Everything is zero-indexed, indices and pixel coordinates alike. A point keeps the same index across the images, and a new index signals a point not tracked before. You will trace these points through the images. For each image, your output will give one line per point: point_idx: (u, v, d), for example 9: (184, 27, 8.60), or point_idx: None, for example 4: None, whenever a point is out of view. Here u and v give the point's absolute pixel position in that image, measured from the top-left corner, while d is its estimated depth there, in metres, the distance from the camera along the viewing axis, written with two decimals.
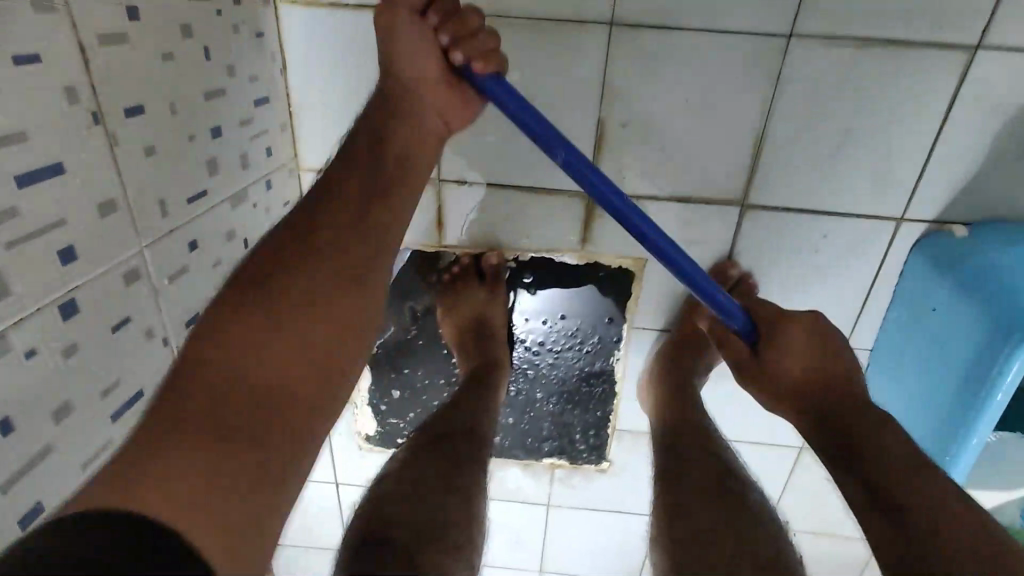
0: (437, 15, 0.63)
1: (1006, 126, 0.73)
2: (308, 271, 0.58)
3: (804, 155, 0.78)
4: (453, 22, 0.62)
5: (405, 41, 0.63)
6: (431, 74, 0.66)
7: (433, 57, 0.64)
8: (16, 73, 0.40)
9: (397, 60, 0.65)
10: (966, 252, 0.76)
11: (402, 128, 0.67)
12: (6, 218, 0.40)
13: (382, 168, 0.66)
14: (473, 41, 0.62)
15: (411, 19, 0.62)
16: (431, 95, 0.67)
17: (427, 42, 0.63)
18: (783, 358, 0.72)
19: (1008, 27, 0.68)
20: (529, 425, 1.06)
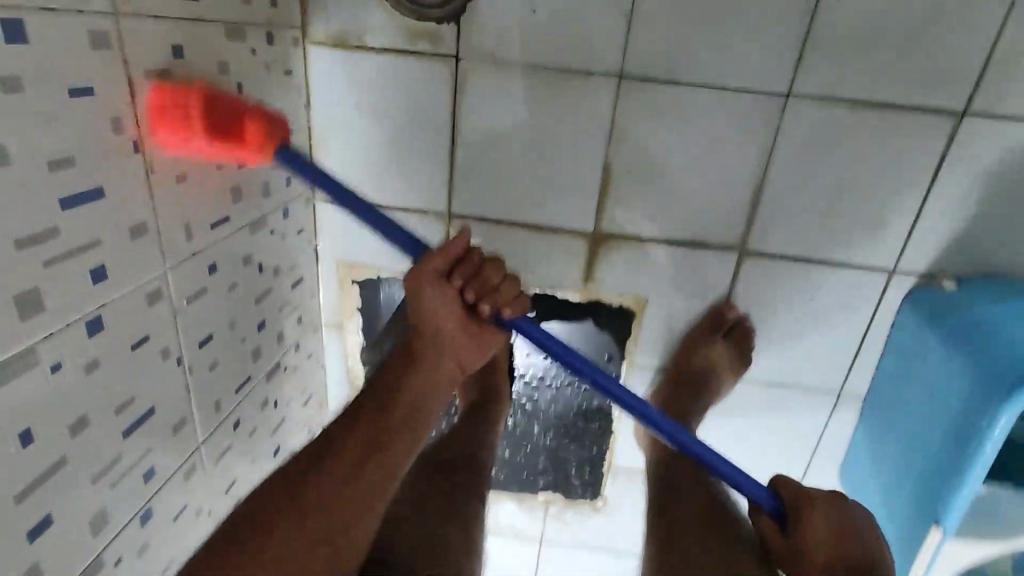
0: (463, 275, 0.67)
1: (991, 188, 0.77)
2: (360, 437, 0.61)
3: (800, 206, 0.82)
4: (476, 284, 0.67)
5: (429, 303, 0.66)
6: (453, 333, 0.68)
7: (454, 318, 0.67)
8: (70, 103, 0.43)
9: (421, 320, 0.67)
10: (958, 305, 0.78)
11: (417, 380, 0.66)
12: (47, 236, 0.43)
13: (398, 394, 0.65)
14: (488, 277, 0.68)
15: (434, 286, 0.66)
16: (455, 348, 0.69)
17: (450, 304, 0.67)
18: (806, 538, 0.63)
19: (992, 95, 0.73)
20: (524, 459, 1.07)
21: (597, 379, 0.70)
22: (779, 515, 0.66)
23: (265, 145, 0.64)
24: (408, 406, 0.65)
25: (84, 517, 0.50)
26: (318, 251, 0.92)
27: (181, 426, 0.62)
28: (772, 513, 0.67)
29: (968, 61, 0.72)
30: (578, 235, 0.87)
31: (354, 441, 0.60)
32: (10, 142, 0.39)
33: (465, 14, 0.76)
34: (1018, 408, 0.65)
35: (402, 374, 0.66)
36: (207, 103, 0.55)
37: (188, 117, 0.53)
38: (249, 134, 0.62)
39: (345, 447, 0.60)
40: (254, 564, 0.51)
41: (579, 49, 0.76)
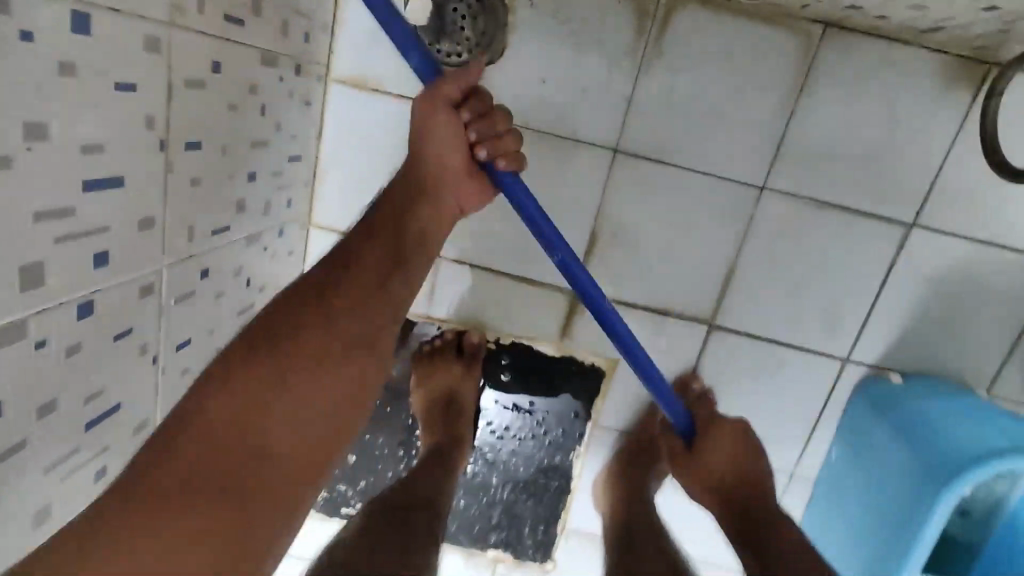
0: (472, 109, 0.68)
1: (934, 294, 0.85)
2: (320, 326, 0.60)
3: (767, 288, 0.88)
4: (482, 123, 0.68)
5: (438, 133, 0.68)
6: (454, 167, 0.71)
7: (459, 153, 0.70)
8: (114, 96, 0.46)
9: (431, 148, 0.69)
10: (899, 397, 0.84)
11: (426, 211, 0.71)
12: (62, 216, 0.44)
13: (408, 217, 0.70)
14: (499, 142, 0.69)
15: (447, 110, 0.67)
16: (452, 185, 0.72)
17: (457, 138, 0.68)
18: (709, 451, 0.80)
19: (936, 213, 0.82)
20: (479, 511, 1.05)
21: (566, 260, 0.71)
22: (688, 435, 0.81)
23: None
24: (377, 282, 0.66)
25: (29, 505, 0.48)
26: (304, 275, 0.93)
27: (142, 428, 0.60)
28: (683, 434, 0.82)
29: (916, 180, 0.82)
30: (560, 290, 0.91)
31: (323, 338, 0.60)
32: (53, 123, 0.41)
33: (480, 76, 0.82)
34: (959, 492, 0.70)
35: (411, 200, 0.70)
36: None
37: None
38: None
39: (310, 340, 0.59)
40: (236, 395, 0.53)
41: (581, 121, 0.83)
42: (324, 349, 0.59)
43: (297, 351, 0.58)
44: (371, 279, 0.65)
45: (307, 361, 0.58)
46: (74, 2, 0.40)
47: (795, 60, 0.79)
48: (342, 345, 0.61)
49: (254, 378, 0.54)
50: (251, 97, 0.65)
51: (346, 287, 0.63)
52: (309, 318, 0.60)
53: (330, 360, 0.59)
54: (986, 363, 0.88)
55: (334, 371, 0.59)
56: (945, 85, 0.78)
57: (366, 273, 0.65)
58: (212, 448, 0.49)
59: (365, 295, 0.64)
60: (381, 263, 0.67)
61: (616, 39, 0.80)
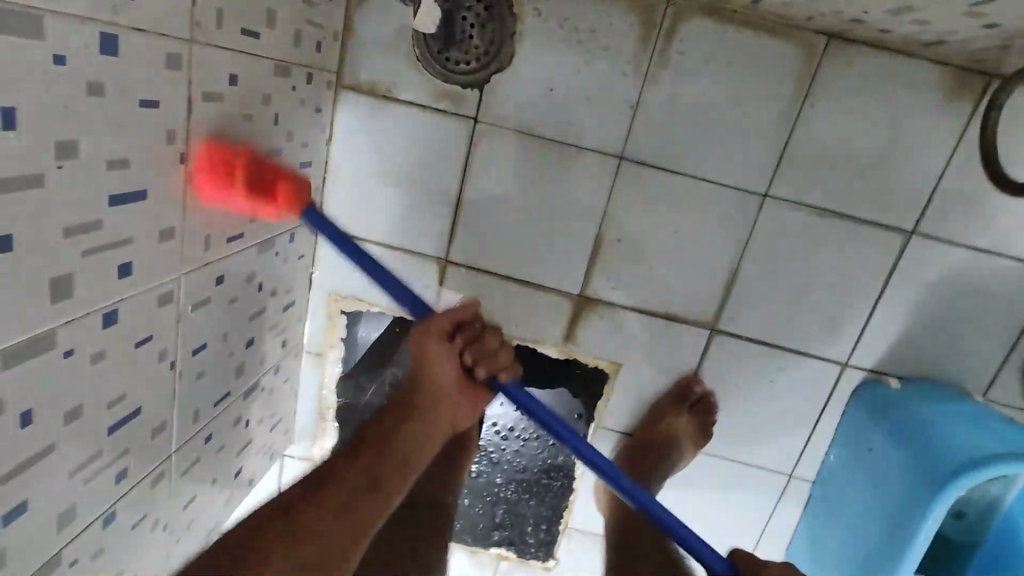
0: (464, 337, 0.75)
1: (932, 300, 0.87)
2: (321, 513, 0.56)
3: (768, 293, 0.89)
4: (476, 349, 0.75)
5: (431, 358, 0.73)
6: (449, 387, 0.73)
7: (451, 370, 0.73)
8: (138, 112, 0.47)
9: (423, 378, 0.72)
10: (897, 401, 0.86)
11: (409, 438, 0.67)
12: (89, 227, 0.45)
13: (408, 420, 0.68)
14: (493, 360, 0.75)
15: (440, 339, 0.74)
16: (445, 407, 0.72)
17: (452, 362, 0.74)
18: None
19: (936, 221, 0.84)
20: (482, 509, 1.08)
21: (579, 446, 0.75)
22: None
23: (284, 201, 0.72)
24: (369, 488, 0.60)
25: (54, 509, 0.49)
26: (313, 278, 0.95)
27: (159, 431, 0.62)
28: None
29: (917, 188, 0.83)
30: (565, 294, 0.92)
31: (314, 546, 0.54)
32: (82, 140, 0.42)
33: (488, 83, 0.84)
34: (952, 497, 0.72)
35: (399, 423, 0.67)
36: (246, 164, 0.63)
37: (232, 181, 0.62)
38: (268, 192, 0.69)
39: (307, 520, 0.54)
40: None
41: (588, 129, 0.85)
42: (295, 544, 0.53)
43: (271, 545, 0.52)
44: (375, 471, 0.61)
45: (294, 556, 0.52)
46: (102, 24, 0.42)
47: (799, 70, 0.80)
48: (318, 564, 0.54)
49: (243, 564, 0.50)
50: (264, 107, 0.66)
51: (343, 486, 0.58)
52: (300, 507, 0.55)
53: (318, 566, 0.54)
54: (983, 368, 0.89)
55: (317, 544, 0.54)
56: (946, 96, 0.79)
57: (347, 477, 0.59)
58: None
59: (356, 497, 0.58)
60: (357, 478, 0.60)
61: (623, 49, 0.81)
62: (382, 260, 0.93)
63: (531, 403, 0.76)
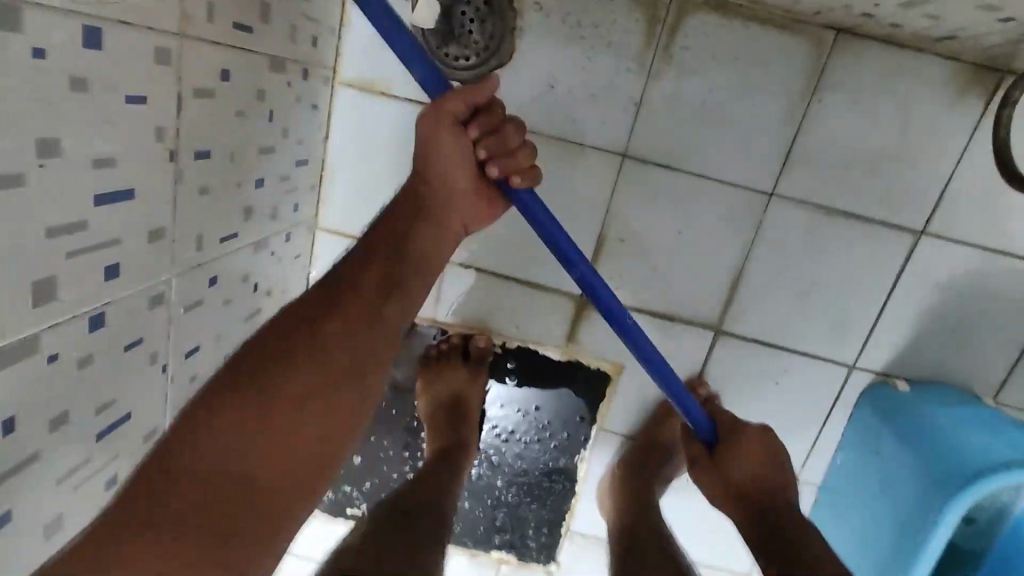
0: (482, 127, 0.67)
1: (942, 301, 0.85)
2: (311, 351, 0.62)
3: (774, 294, 0.88)
4: (491, 140, 0.67)
5: (443, 149, 0.68)
6: (463, 186, 0.70)
7: (470, 168, 0.69)
8: (124, 108, 0.45)
9: (432, 172, 0.69)
10: (907, 404, 0.84)
11: (420, 239, 0.70)
12: (74, 230, 0.44)
13: (405, 241, 0.69)
14: (507, 155, 0.67)
15: (450, 132, 0.67)
16: (455, 208, 0.71)
17: (461, 150, 0.68)
18: (731, 460, 0.75)
19: (947, 221, 0.82)
20: (483, 513, 1.05)
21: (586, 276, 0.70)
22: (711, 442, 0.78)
23: None
24: (368, 313, 0.65)
25: (41, 516, 0.48)
26: (311, 277, 0.93)
27: (151, 436, 0.61)
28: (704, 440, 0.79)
29: (926, 187, 0.81)
30: (566, 294, 0.91)
31: (310, 377, 0.61)
32: (65, 139, 0.41)
33: (487, 80, 0.82)
34: (965, 504, 0.70)
35: (410, 226, 0.70)
36: None
37: None
38: None
39: (301, 359, 0.61)
40: (214, 446, 0.53)
41: (590, 126, 0.83)
42: (310, 384, 0.61)
43: (278, 389, 0.59)
44: (388, 283, 0.67)
45: (302, 388, 0.60)
46: (86, 17, 0.40)
47: (807, 66, 0.78)
48: (333, 385, 0.62)
49: (245, 403, 0.57)
50: (258, 102, 0.65)
51: (349, 309, 0.65)
52: (296, 352, 0.61)
53: (327, 384, 0.62)
54: (994, 371, 0.88)
55: (329, 368, 0.62)
56: (957, 93, 0.77)
57: (357, 300, 0.65)
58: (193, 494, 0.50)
59: (366, 315, 0.65)
60: (366, 300, 0.66)
61: (627, 44, 0.79)
62: None
63: (541, 213, 0.68)
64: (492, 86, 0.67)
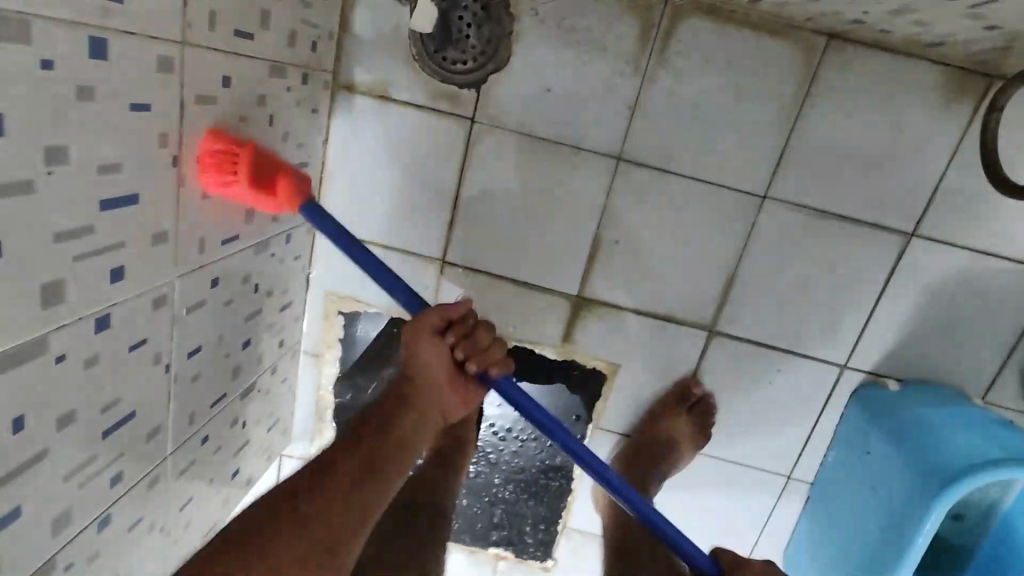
0: (458, 333, 0.72)
1: (932, 302, 0.86)
2: (297, 522, 0.55)
3: (767, 295, 0.89)
4: (467, 343, 0.72)
5: (422, 353, 0.70)
6: (439, 379, 0.71)
7: (444, 364, 0.71)
8: (129, 116, 0.47)
9: (415, 366, 0.70)
10: (898, 403, 0.86)
11: (409, 423, 0.68)
12: (81, 233, 0.45)
13: (391, 430, 0.66)
14: (484, 356, 0.72)
15: (430, 336, 0.70)
16: (438, 399, 0.71)
17: (439, 352, 0.70)
18: None
19: (937, 222, 0.83)
20: (480, 510, 1.07)
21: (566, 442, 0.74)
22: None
23: (294, 198, 0.68)
24: (359, 478, 0.60)
25: (49, 513, 0.49)
26: (310, 278, 0.95)
27: (155, 434, 0.62)
28: None
29: (916, 190, 0.82)
30: (563, 296, 0.92)
31: (324, 523, 0.56)
32: (72, 145, 0.42)
33: (485, 83, 0.83)
34: (950, 501, 0.71)
35: (393, 414, 0.67)
36: (253, 160, 0.61)
37: (234, 171, 0.60)
38: (280, 188, 0.67)
39: (284, 530, 0.54)
40: None
41: (585, 129, 0.84)
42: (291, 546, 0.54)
43: (267, 550, 0.53)
44: (374, 457, 0.63)
45: (285, 567, 0.53)
46: (92, 28, 0.41)
47: (798, 70, 0.79)
48: (320, 539, 0.56)
49: (245, 566, 0.51)
50: (259, 108, 0.66)
51: (343, 474, 0.60)
52: (288, 519, 0.55)
53: (304, 563, 0.54)
54: (982, 370, 0.89)
55: (316, 530, 0.56)
56: (947, 96, 0.79)
57: (346, 466, 0.61)
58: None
59: (359, 483, 0.60)
60: (354, 465, 0.61)
61: (621, 49, 0.80)
62: (378, 261, 0.93)
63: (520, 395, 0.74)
64: (466, 303, 0.74)
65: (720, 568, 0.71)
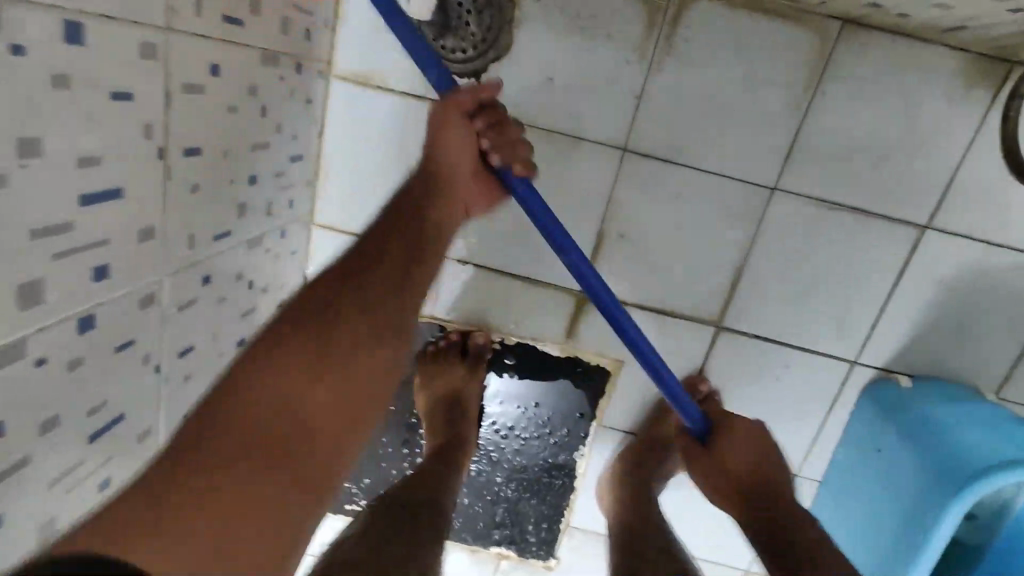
0: (485, 120, 0.70)
1: (946, 296, 0.84)
2: (312, 337, 0.58)
3: (776, 289, 0.86)
4: (496, 133, 0.70)
5: (450, 139, 0.69)
6: (465, 171, 0.71)
7: (470, 156, 0.70)
8: (110, 105, 0.44)
9: (440, 151, 0.70)
10: (911, 400, 0.83)
11: (433, 216, 0.70)
12: (60, 231, 0.43)
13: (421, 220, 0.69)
14: (512, 150, 0.70)
15: (461, 121, 0.69)
16: (463, 189, 0.72)
17: (468, 144, 0.70)
18: (731, 454, 0.76)
19: (952, 214, 0.81)
20: (482, 509, 1.05)
21: (577, 263, 0.72)
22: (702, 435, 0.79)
23: None
24: (386, 288, 0.65)
25: (34, 521, 0.47)
26: (307, 273, 0.92)
27: (146, 436, 0.60)
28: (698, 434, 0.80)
29: (931, 180, 0.80)
30: (566, 291, 0.90)
31: (355, 326, 0.61)
32: (47, 137, 0.40)
33: (485, 72, 0.80)
34: (966, 503, 0.69)
35: (423, 200, 0.70)
36: None
37: None
38: None
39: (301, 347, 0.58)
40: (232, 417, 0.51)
41: (589, 119, 0.81)
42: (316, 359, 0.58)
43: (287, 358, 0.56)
44: (402, 268, 0.67)
45: (311, 370, 0.57)
46: (68, 10, 0.39)
47: (811, 57, 0.76)
48: (342, 348, 0.60)
49: (263, 377, 0.55)
50: (251, 97, 0.64)
51: (378, 279, 0.65)
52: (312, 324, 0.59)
53: (330, 364, 0.58)
54: (996, 366, 0.87)
55: (342, 339, 0.60)
56: (964, 84, 0.76)
57: (365, 282, 0.64)
58: (257, 437, 0.51)
59: (385, 290, 0.65)
60: (373, 286, 0.64)
61: (626, 35, 0.77)
62: None
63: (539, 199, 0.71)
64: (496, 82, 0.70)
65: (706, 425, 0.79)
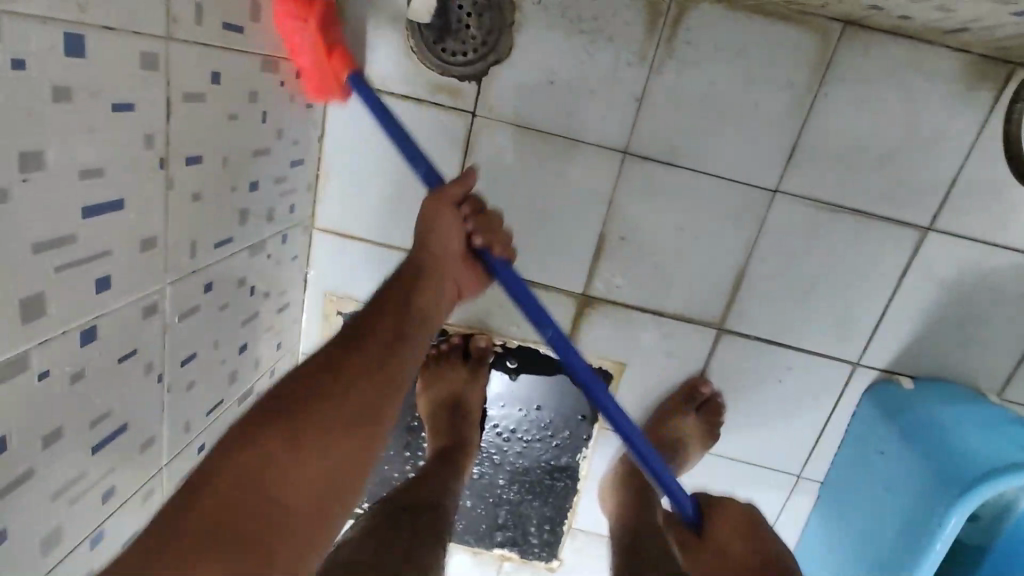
0: (471, 209, 0.72)
1: (948, 298, 0.84)
2: (324, 390, 0.54)
3: (778, 292, 0.86)
4: (480, 219, 0.73)
5: (441, 227, 0.70)
6: (454, 254, 0.72)
7: (457, 244, 0.72)
8: (111, 116, 0.44)
9: (429, 241, 0.70)
10: (915, 402, 0.83)
11: (422, 296, 0.68)
12: (61, 242, 0.42)
13: (410, 304, 0.66)
14: (495, 233, 0.73)
15: (451, 212, 0.70)
16: (452, 271, 0.72)
17: (457, 230, 0.71)
18: (727, 539, 0.80)
19: (954, 216, 0.81)
20: (484, 511, 1.05)
21: (556, 337, 0.72)
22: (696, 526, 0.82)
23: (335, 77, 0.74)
24: (388, 347, 0.61)
25: (38, 533, 0.47)
26: (308, 278, 0.92)
27: (149, 445, 0.60)
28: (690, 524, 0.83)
29: (933, 182, 0.80)
30: (567, 294, 0.90)
31: (363, 380, 0.56)
32: (48, 150, 0.39)
33: (486, 75, 0.80)
34: (969, 506, 0.69)
35: (410, 288, 0.67)
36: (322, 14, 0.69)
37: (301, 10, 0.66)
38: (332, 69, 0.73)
39: (312, 401, 0.52)
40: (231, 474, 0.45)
41: (590, 122, 0.81)
42: (327, 414, 0.52)
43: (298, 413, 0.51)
44: (401, 329, 0.63)
45: (319, 426, 0.51)
46: (68, 23, 0.39)
47: (813, 59, 0.76)
48: (354, 407, 0.54)
49: (272, 429, 0.49)
50: (252, 104, 0.63)
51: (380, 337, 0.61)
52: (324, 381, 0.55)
53: (340, 421, 0.53)
54: (998, 368, 0.87)
55: (354, 396, 0.55)
56: (967, 85, 0.76)
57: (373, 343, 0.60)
58: (254, 478, 0.46)
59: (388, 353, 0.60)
60: (379, 344, 0.60)
61: (628, 38, 0.77)
62: (377, 260, 0.90)
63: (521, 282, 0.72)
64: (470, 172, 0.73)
65: (698, 517, 0.83)
